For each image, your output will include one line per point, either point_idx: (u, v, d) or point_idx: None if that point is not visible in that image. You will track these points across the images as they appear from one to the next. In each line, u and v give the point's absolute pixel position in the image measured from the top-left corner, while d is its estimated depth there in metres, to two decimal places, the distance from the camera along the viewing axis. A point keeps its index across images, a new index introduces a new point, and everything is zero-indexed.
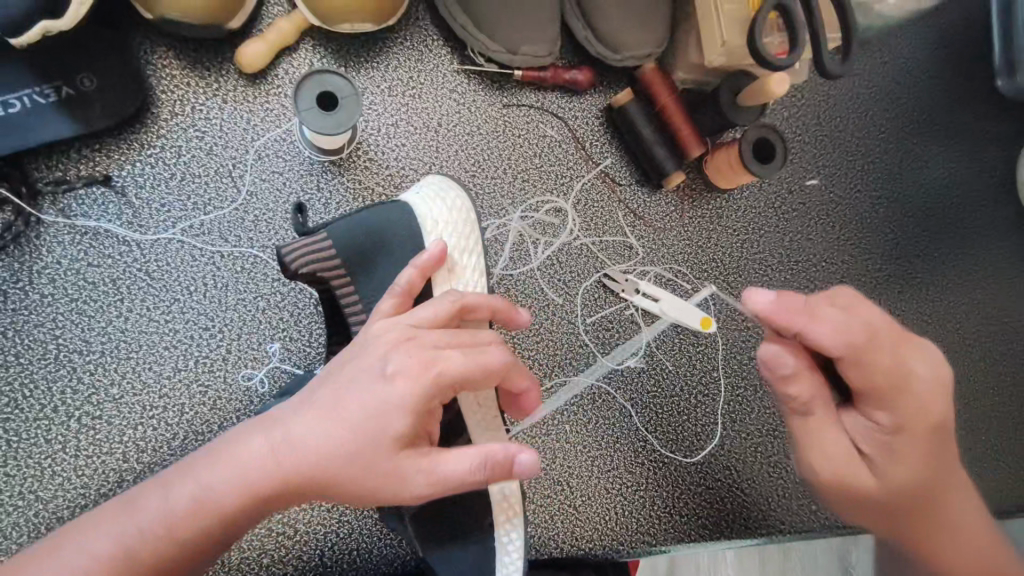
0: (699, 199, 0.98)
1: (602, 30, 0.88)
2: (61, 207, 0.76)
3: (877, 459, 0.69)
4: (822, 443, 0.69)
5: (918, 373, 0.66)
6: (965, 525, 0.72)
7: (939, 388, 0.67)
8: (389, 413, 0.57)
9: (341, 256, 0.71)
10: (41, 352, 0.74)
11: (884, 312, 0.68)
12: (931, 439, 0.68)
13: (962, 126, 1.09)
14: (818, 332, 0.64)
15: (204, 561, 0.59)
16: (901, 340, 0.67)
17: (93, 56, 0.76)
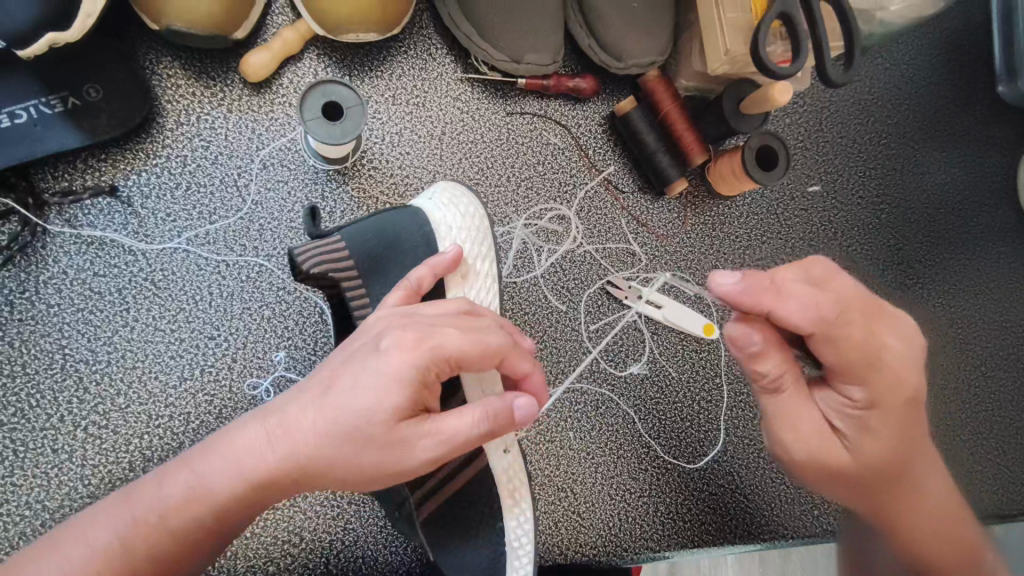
0: (702, 206, 0.98)
1: (605, 38, 0.89)
2: (68, 217, 0.77)
3: (852, 437, 0.67)
4: (791, 420, 0.67)
5: (891, 348, 0.63)
6: (928, 499, 0.72)
7: (912, 364, 0.64)
8: (384, 387, 0.55)
9: (354, 259, 0.71)
10: (47, 362, 0.74)
11: (854, 282, 0.64)
12: (907, 415, 0.66)
13: (964, 131, 1.10)
14: (787, 307, 0.60)
15: (205, 550, 0.60)
16: (875, 312, 0.64)
17: (99, 66, 0.76)
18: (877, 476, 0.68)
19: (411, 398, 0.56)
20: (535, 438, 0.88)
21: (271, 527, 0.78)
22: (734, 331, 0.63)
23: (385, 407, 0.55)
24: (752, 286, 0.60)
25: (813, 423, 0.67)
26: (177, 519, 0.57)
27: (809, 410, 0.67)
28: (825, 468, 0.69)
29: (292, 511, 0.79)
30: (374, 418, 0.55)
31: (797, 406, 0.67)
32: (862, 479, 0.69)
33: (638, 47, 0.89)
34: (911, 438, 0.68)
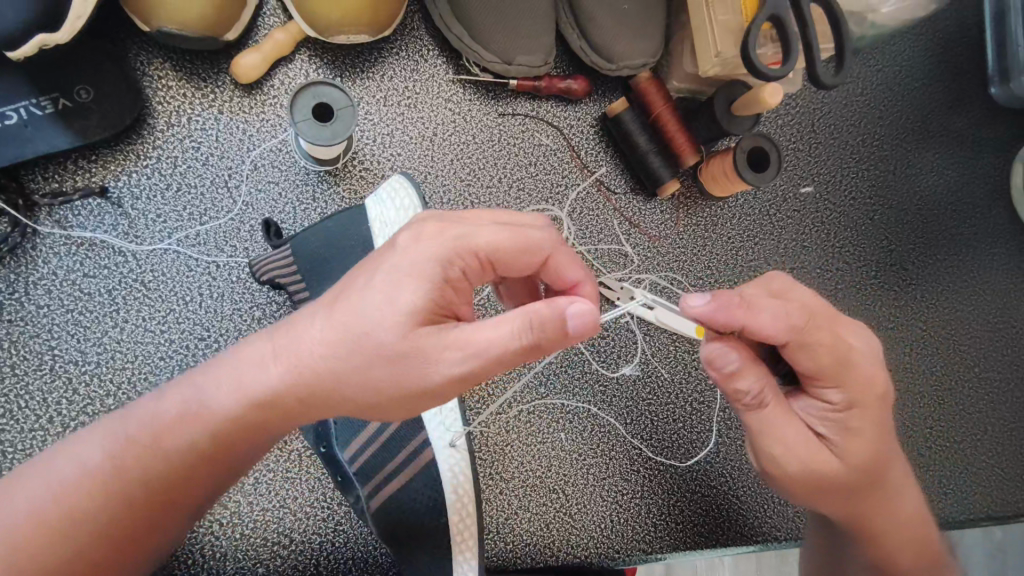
0: (694, 207, 0.98)
1: (596, 40, 0.89)
2: (58, 218, 0.77)
3: (837, 441, 0.66)
4: (784, 435, 0.65)
5: (860, 354, 0.64)
6: (905, 504, 0.73)
7: (877, 370, 0.65)
8: (402, 281, 0.52)
9: (298, 267, 0.75)
10: (37, 362, 0.74)
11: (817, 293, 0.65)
12: (880, 417, 0.66)
13: (957, 133, 1.10)
14: (756, 317, 0.59)
15: (203, 476, 0.57)
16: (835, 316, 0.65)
17: (89, 67, 0.76)
18: (857, 480, 0.68)
19: (434, 301, 0.52)
20: (526, 439, 0.88)
21: (261, 528, 0.78)
22: (712, 351, 0.62)
23: (405, 308, 0.51)
24: (723, 304, 0.59)
25: (803, 435, 0.65)
26: (177, 440, 0.55)
27: (797, 423, 0.65)
28: (820, 477, 0.67)
29: (282, 512, 0.79)
30: (391, 320, 0.51)
31: (784, 417, 0.64)
32: (844, 484, 0.68)
33: (630, 49, 0.89)
34: (887, 443, 0.68)
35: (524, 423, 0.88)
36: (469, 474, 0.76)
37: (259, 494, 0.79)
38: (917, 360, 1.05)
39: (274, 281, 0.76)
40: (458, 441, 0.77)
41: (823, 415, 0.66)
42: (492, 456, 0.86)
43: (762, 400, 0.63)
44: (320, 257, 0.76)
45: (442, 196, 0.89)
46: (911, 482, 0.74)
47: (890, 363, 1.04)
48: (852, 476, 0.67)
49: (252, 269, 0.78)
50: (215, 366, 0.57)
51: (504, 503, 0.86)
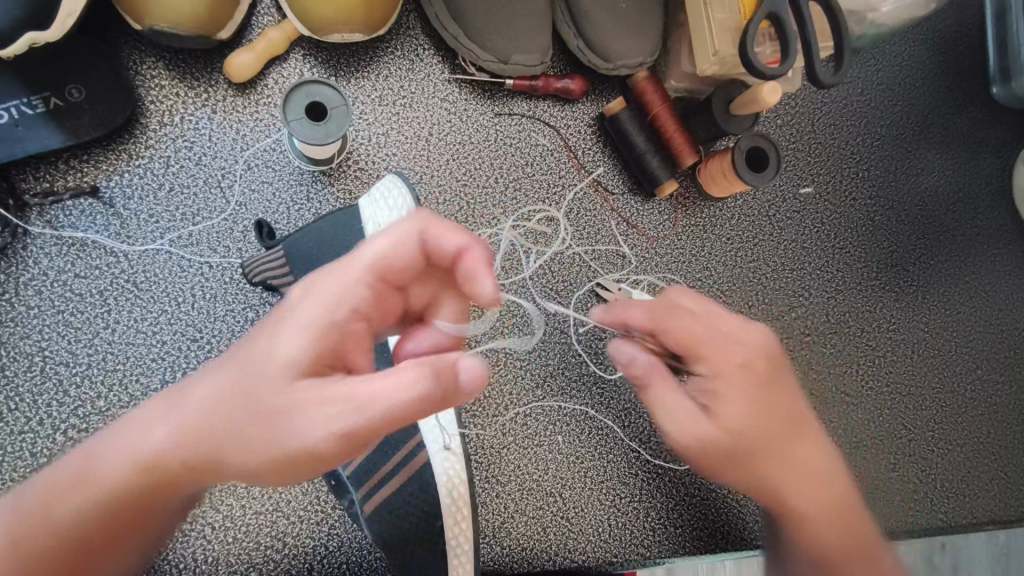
0: (693, 207, 0.97)
1: (593, 39, 0.88)
2: (49, 219, 0.76)
3: (724, 403, 0.69)
4: (670, 409, 0.69)
5: (721, 328, 0.72)
6: (828, 481, 0.75)
7: (749, 340, 0.72)
8: (289, 337, 0.52)
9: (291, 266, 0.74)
10: (27, 364, 0.74)
11: (695, 296, 0.75)
12: (766, 383, 0.71)
13: (958, 133, 1.09)
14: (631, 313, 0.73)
15: (112, 533, 0.57)
16: (704, 312, 0.74)
17: (81, 66, 0.75)
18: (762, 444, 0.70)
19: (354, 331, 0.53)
20: (523, 441, 0.87)
21: (255, 532, 0.77)
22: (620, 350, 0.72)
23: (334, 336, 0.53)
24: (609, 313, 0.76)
25: (687, 408, 0.68)
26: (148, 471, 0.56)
27: (680, 395, 0.69)
28: (714, 448, 0.68)
29: (275, 516, 0.78)
30: (280, 376, 0.51)
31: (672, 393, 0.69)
32: (740, 447, 0.69)
33: (627, 48, 0.88)
34: (774, 417, 0.71)
35: (521, 426, 0.87)
36: (466, 478, 0.75)
37: (252, 497, 0.78)
38: (920, 362, 1.04)
39: (266, 282, 0.75)
40: (452, 443, 0.77)
41: (696, 383, 0.71)
42: (488, 459, 0.85)
43: (646, 375, 0.70)
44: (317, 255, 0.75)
45: (438, 196, 0.88)
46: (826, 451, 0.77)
47: (891, 365, 1.03)
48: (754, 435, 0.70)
49: (247, 273, 0.77)
50: (169, 403, 0.56)
51: (500, 507, 0.85)
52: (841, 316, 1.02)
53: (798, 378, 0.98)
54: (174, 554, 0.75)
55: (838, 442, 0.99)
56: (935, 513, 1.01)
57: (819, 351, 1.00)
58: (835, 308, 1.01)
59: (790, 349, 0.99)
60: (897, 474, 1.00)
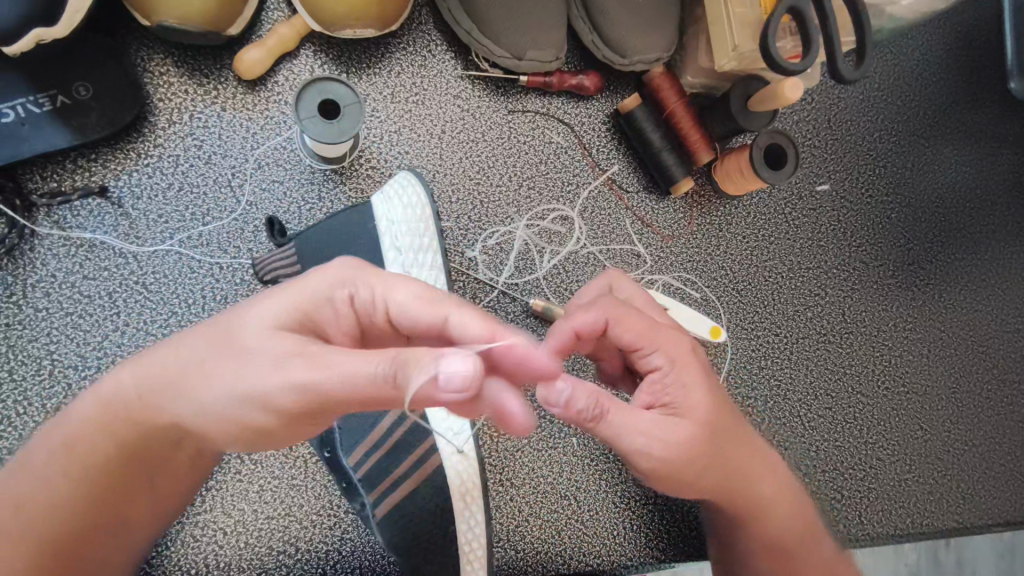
0: (709, 206, 0.96)
1: (609, 34, 0.86)
2: (56, 219, 0.75)
3: (673, 437, 0.66)
4: (624, 443, 0.65)
5: (655, 344, 0.70)
6: (751, 502, 0.74)
7: (681, 362, 0.70)
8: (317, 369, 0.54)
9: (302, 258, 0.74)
10: (35, 368, 0.72)
11: (626, 327, 0.69)
12: (715, 422, 0.69)
13: (976, 128, 1.07)
14: (571, 328, 0.68)
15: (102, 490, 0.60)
16: (647, 329, 0.70)
17: (89, 64, 0.74)
18: (700, 477, 0.69)
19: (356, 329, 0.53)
20: (537, 443, 0.86)
21: (268, 537, 0.76)
22: (543, 357, 0.70)
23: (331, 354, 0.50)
24: (558, 337, 0.68)
25: (649, 442, 0.65)
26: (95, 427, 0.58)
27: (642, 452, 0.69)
28: (651, 475, 0.67)
29: (289, 520, 0.77)
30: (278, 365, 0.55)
31: (620, 424, 0.65)
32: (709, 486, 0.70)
33: (644, 43, 0.86)
34: (718, 450, 0.69)
35: (535, 427, 0.86)
36: (479, 483, 0.74)
37: (265, 501, 0.77)
38: (934, 361, 1.02)
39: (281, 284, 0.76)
40: (465, 447, 0.75)
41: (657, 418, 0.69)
42: (502, 462, 0.84)
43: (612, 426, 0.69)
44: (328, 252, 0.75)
45: (450, 196, 0.87)
46: (769, 458, 0.76)
47: (908, 363, 1.01)
48: (699, 460, 0.68)
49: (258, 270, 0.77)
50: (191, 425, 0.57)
51: (514, 510, 0.83)
52: (857, 314, 1.00)
53: (812, 377, 0.97)
54: (186, 560, 0.74)
55: (853, 441, 0.97)
56: (951, 513, 0.99)
57: (835, 351, 0.99)
58: (851, 308, 1.00)
59: (806, 348, 0.97)
60: (912, 475, 0.99)
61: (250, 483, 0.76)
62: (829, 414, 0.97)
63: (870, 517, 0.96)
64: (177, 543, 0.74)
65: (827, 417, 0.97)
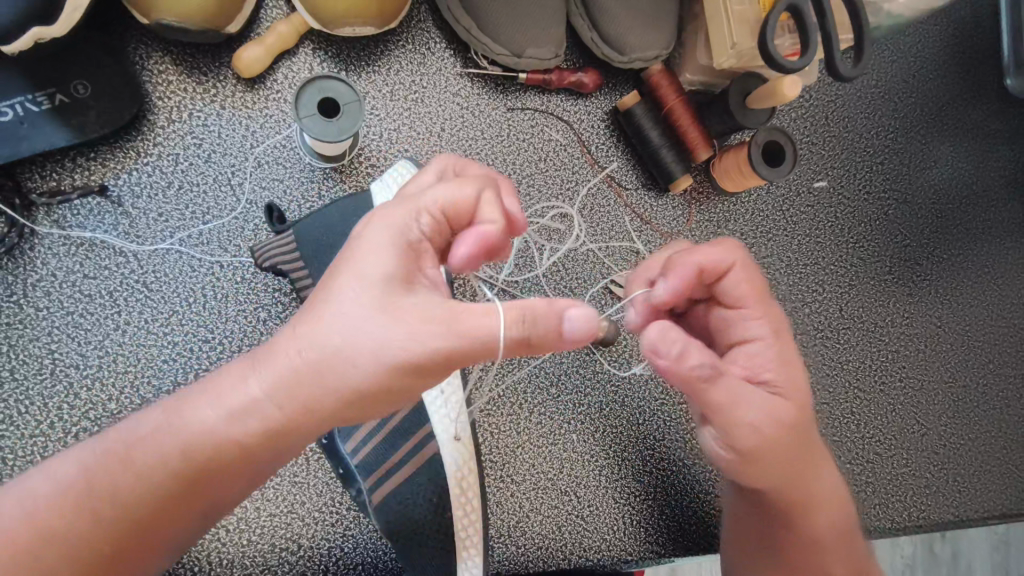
0: (707, 203, 0.96)
1: (608, 31, 0.86)
2: (56, 218, 0.75)
3: (768, 413, 0.62)
4: (726, 408, 0.60)
5: (762, 311, 0.66)
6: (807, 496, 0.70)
7: (781, 337, 0.67)
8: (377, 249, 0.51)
9: (301, 252, 0.73)
10: (36, 367, 0.72)
11: (747, 282, 0.65)
12: (800, 410, 0.65)
13: (972, 125, 1.08)
14: (693, 265, 0.63)
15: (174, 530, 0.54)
16: (758, 292, 0.66)
17: (87, 62, 0.74)
18: (774, 459, 0.65)
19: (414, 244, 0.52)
20: (538, 440, 0.86)
21: (270, 535, 0.76)
22: (663, 294, 0.64)
23: (403, 271, 0.50)
24: (679, 272, 0.63)
25: (753, 411, 0.61)
26: (152, 454, 0.52)
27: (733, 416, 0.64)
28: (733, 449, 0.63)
29: (291, 518, 0.77)
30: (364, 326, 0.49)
31: (728, 389, 0.60)
32: (779, 466, 0.66)
33: (642, 41, 0.86)
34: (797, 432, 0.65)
35: (535, 424, 0.86)
36: (474, 470, 0.73)
37: (267, 499, 0.77)
38: (932, 357, 1.03)
39: (277, 269, 0.73)
40: (462, 434, 0.74)
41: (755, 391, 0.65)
42: (502, 459, 0.84)
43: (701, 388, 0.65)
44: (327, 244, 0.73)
45: None
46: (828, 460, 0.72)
47: (905, 359, 1.02)
48: (788, 439, 0.64)
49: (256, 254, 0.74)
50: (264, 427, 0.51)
51: (515, 506, 0.84)
52: (855, 310, 1.01)
53: (810, 373, 0.98)
54: (189, 557, 0.74)
55: (851, 436, 0.98)
56: (948, 506, 1.00)
57: (833, 346, 0.99)
58: (848, 304, 1.01)
59: (804, 344, 0.98)
60: (909, 469, 1.00)
61: None
62: (827, 409, 0.98)
63: (867, 510, 0.97)
64: None
65: (825, 412, 0.98)
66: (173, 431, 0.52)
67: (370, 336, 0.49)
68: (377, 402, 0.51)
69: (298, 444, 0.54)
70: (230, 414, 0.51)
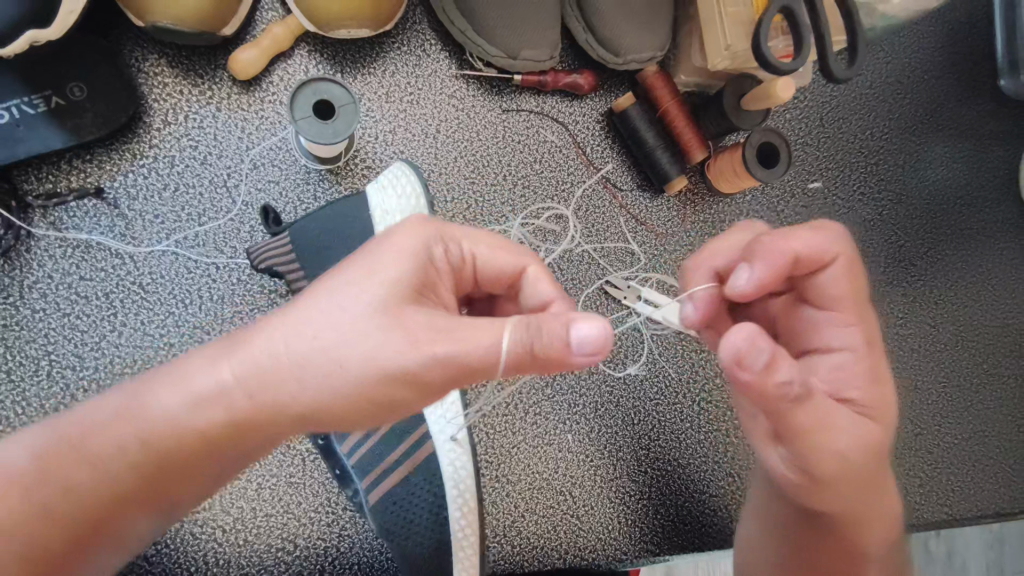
0: (702, 204, 0.96)
1: (603, 33, 0.86)
2: (53, 220, 0.75)
3: (849, 430, 0.60)
4: (814, 427, 0.58)
5: (853, 317, 0.62)
6: (873, 513, 0.67)
7: (868, 346, 0.63)
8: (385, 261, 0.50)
9: (296, 253, 0.73)
10: (33, 368, 0.73)
11: (840, 282, 0.61)
12: (880, 426, 0.63)
13: (967, 126, 1.08)
14: (788, 254, 0.58)
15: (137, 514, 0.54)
16: (854, 294, 0.62)
17: (82, 64, 0.74)
18: (851, 477, 0.62)
19: (419, 266, 0.50)
20: (534, 440, 0.86)
21: (266, 535, 0.77)
22: (747, 285, 0.57)
23: (400, 290, 0.49)
24: (774, 264, 0.57)
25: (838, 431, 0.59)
26: (121, 438, 0.51)
27: None
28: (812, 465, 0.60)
29: (288, 518, 0.78)
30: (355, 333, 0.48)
31: (815, 410, 0.57)
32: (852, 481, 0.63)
33: (637, 42, 0.87)
34: (876, 448, 0.63)
35: (531, 424, 0.86)
36: (473, 469, 0.73)
37: (263, 500, 0.77)
38: (926, 357, 1.03)
39: (272, 269, 0.75)
40: (459, 434, 0.74)
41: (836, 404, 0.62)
42: (498, 459, 0.85)
43: None
44: (322, 244, 0.73)
45: (446, 195, 0.87)
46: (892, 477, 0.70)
47: (900, 359, 1.02)
48: (868, 456, 0.62)
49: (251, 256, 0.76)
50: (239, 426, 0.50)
51: (511, 506, 0.84)
52: None
53: None
54: (185, 557, 0.75)
55: None
56: (941, 506, 1.01)
57: None
58: None
59: None
60: (904, 469, 1.00)
61: (248, 481, 0.77)
62: None
63: None
64: (177, 541, 0.75)
65: None
66: (131, 424, 0.51)
67: (343, 348, 0.48)
68: (333, 415, 0.50)
69: (254, 447, 0.53)
70: (201, 406, 0.50)
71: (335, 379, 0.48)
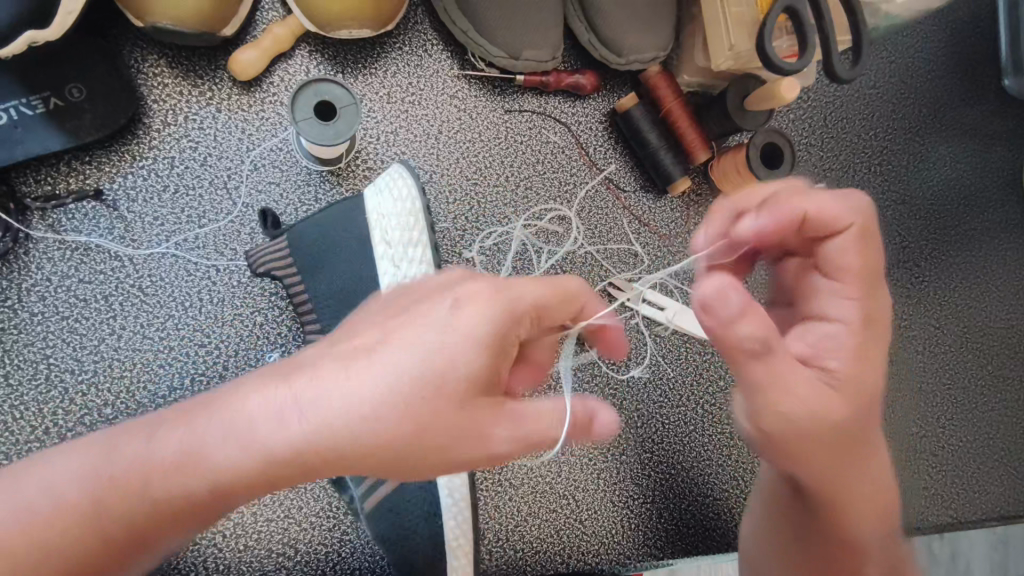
0: (706, 205, 0.96)
1: (606, 33, 0.86)
2: (51, 222, 0.74)
3: (811, 397, 0.56)
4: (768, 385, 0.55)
5: (858, 292, 0.59)
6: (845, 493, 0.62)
7: (869, 326, 0.59)
8: (455, 347, 0.47)
9: (295, 257, 0.73)
10: (31, 372, 0.72)
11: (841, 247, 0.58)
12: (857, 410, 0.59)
13: (970, 126, 1.07)
14: (797, 210, 0.57)
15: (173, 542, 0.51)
16: (864, 269, 0.59)
17: (82, 65, 0.73)
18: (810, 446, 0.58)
19: (484, 351, 0.47)
20: None
21: (267, 540, 0.76)
22: (751, 230, 0.59)
23: (467, 376, 0.47)
24: (779, 212, 0.58)
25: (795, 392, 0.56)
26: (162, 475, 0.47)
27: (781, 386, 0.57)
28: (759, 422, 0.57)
29: (288, 523, 0.77)
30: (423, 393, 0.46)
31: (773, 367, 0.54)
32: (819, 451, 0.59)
33: (641, 42, 0.86)
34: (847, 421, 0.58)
35: None
36: (468, 482, 0.72)
37: (263, 505, 0.76)
38: (930, 358, 1.03)
39: (271, 273, 0.74)
40: None
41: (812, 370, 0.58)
42: (500, 463, 0.84)
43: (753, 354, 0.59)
44: (318, 247, 0.74)
45: (447, 196, 0.87)
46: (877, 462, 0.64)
47: (904, 361, 1.02)
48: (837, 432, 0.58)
49: (250, 261, 0.75)
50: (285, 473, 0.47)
51: (513, 511, 0.84)
52: None
53: None
54: (185, 563, 0.74)
55: None
56: (945, 509, 1.00)
57: None
58: None
59: None
60: (907, 471, 0.99)
61: None
62: None
63: None
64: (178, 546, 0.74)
65: None
66: (180, 462, 0.47)
67: (410, 416, 0.46)
68: (380, 471, 0.48)
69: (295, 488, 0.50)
70: (246, 447, 0.46)
71: (394, 443, 0.46)
